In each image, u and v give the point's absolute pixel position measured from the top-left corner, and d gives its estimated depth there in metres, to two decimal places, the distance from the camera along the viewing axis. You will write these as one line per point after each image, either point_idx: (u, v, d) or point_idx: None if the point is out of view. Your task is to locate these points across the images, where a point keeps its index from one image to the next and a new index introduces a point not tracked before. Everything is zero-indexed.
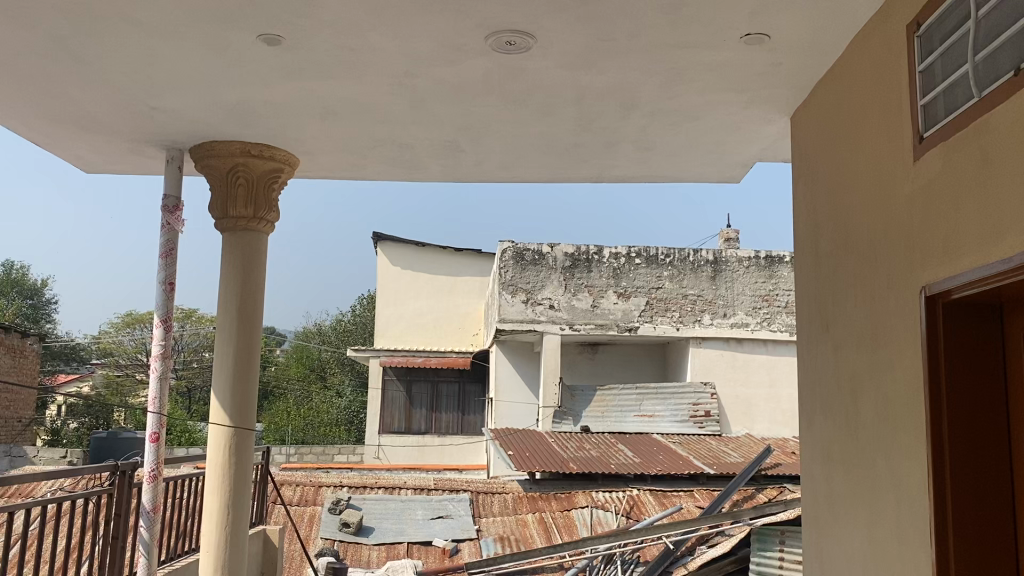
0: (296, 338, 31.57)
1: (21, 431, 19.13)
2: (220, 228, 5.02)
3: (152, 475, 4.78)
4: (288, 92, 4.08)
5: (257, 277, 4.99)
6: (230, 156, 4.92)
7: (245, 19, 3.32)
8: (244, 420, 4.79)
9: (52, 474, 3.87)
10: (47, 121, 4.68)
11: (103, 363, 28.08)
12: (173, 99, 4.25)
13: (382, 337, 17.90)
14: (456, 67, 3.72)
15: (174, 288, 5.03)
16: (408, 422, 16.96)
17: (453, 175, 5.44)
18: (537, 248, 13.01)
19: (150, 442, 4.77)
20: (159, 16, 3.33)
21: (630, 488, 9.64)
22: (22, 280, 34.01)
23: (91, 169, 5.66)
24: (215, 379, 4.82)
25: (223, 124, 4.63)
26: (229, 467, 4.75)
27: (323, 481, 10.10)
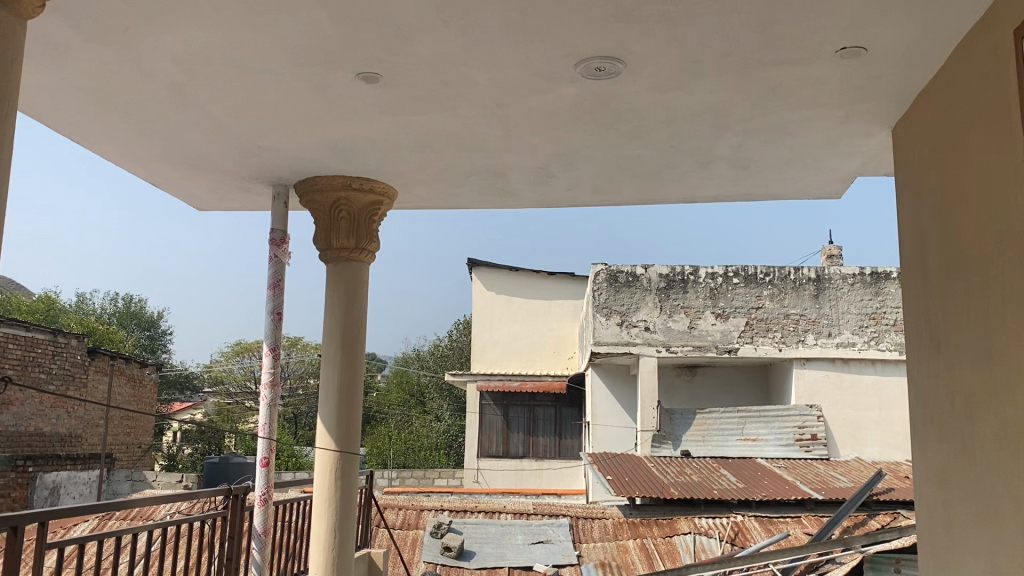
0: (395, 363, 32.25)
1: (141, 456, 20.17)
2: (325, 259, 5.19)
3: (264, 498, 4.93)
4: (384, 126, 4.22)
5: (359, 305, 5.13)
6: (332, 190, 5.10)
7: (343, 59, 3.46)
8: (349, 444, 4.93)
9: (172, 496, 4.06)
10: (164, 163, 4.96)
11: (215, 391, 29.28)
12: (277, 138, 4.45)
13: (479, 361, 18.00)
14: (547, 95, 3.78)
15: (282, 317, 5.23)
16: (505, 446, 17.00)
17: (546, 201, 5.50)
18: (630, 270, 12.97)
19: (260, 466, 4.93)
20: (267, 60, 3.50)
21: (734, 514, 9.41)
22: (140, 312, 36.04)
23: (204, 207, 5.97)
24: (321, 406, 4.99)
25: (323, 160, 4.81)
26: (335, 492, 4.88)
27: (425, 505, 10.28)
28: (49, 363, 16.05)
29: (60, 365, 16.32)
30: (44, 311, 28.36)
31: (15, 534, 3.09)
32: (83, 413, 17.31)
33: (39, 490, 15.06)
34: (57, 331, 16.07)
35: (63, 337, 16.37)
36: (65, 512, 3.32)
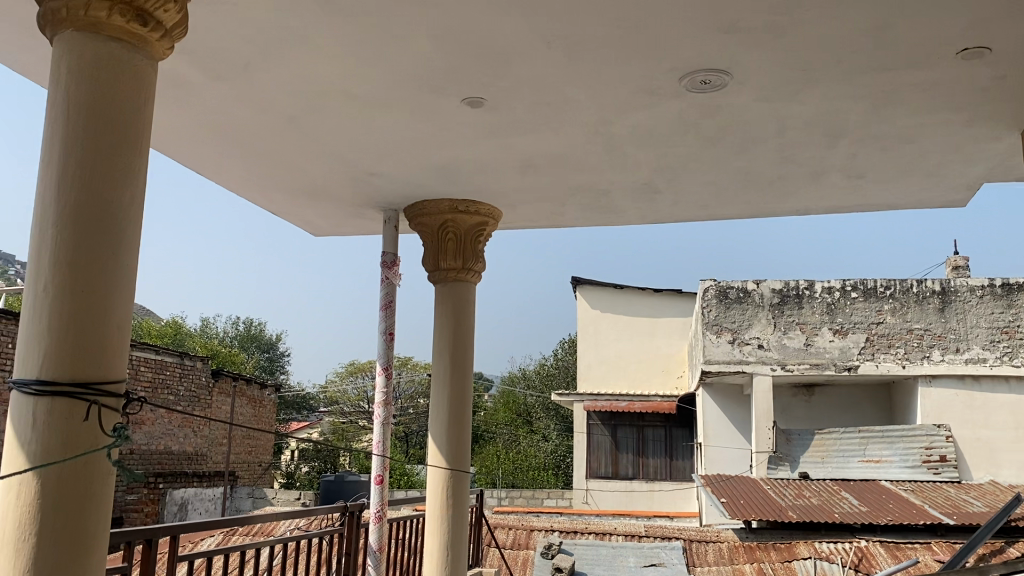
0: (502, 383, 32.49)
1: (262, 474, 20.97)
2: (433, 280, 5.27)
3: (378, 515, 5.02)
4: (489, 149, 4.28)
5: (467, 325, 5.19)
6: (439, 213, 5.21)
7: (450, 85, 3.54)
8: (460, 463, 4.98)
9: (291, 513, 4.19)
10: (282, 192, 5.18)
11: (330, 411, 30.18)
12: (387, 164, 4.57)
13: (585, 381, 17.89)
14: (652, 111, 3.75)
15: (394, 337, 5.34)
16: (614, 467, 16.82)
17: (652, 217, 5.44)
18: (741, 286, 12.72)
19: (375, 484, 5.03)
20: (376, 89, 3.61)
21: (858, 540, 9.00)
22: (260, 335, 37.59)
23: (320, 233, 6.19)
24: (432, 425, 5.06)
25: (431, 184, 4.91)
26: (448, 510, 4.92)
27: (535, 525, 10.32)
28: (177, 385, 16.88)
29: (187, 386, 17.15)
30: (172, 335, 29.97)
31: (149, 547, 3.25)
32: (208, 433, 18.13)
33: (168, 506, 15.82)
34: (184, 354, 16.89)
35: (190, 359, 17.18)
36: (194, 526, 3.47)
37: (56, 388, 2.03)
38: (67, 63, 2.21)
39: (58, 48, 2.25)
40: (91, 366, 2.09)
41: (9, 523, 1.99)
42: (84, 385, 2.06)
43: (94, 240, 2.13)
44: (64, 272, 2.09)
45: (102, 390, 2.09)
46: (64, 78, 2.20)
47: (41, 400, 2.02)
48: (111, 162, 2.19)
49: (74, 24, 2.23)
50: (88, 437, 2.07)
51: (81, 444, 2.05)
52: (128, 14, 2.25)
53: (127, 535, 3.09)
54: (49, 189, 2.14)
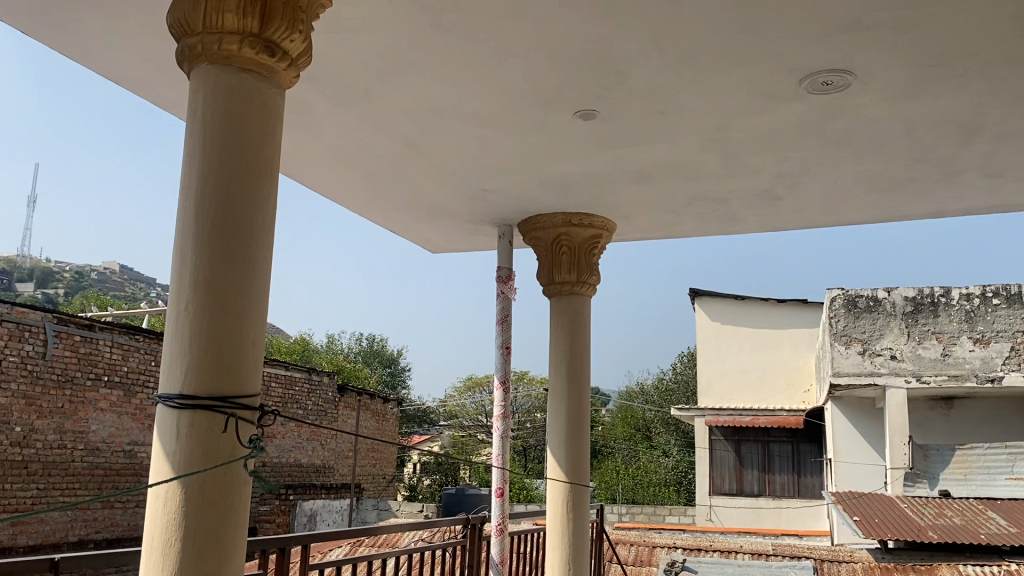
0: (620, 397, 32.23)
1: (387, 486, 21.51)
2: (548, 293, 5.27)
3: (499, 529, 5.06)
4: (603, 162, 4.27)
5: (583, 338, 5.17)
6: (553, 227, 5.23)
7: (562, 100, 3.55)
8: (579, 476, 4.96)
9: (415, 525, 4.28)
10: (401, 212, 5.32)
11: (450, 425, 30.71)
12: (502, 180, 4.63)
13: (706, 395, 17.52)
14: (770, 116, 3.65)
15: (510, 351, 5.39)
16: (739, 483, 16.36)
17: (773, 224, 5.29)
18: (871, 295, 12.20)
19: (495, 496, 5.08)
20: (490, 107, 3.66)
21: (1006, 563, 8.41)
22: (382, 351, 38.69)
23: (437, 250, 6.32)
24: (551, 440, 5.07)
25: (545, 198, 4.94)
26: (568, 524, 4.90)
27: (658, 543, 10.18)
28: (306, 400, 17.55)
29: (315, 401, 17.82)
30: (300, 352, 31.20)
31: (282, 555, 3.39)
32: (335, 446, 18.76)
33: (299, 516, 16.49)
34: (312, 370, 17.55)
35: (317, 375, 17.85)
36: (324, 537, 3.59)
37: (198, 402, 2.14)
38: (205, 94, 2.35)
39: (195, 81, 2.39)
40: (229, 381, 2.20)
41: (158, 529, 2.10)
42: (223, 399, 2.17)
43: (230, 260, 2.25)
44: (204, 292, 2.21)
45: (240, 403, 2.20)
46: (201, 109, 2.34)
47: (184, 413, 2.14)
48: (245, 186, 2.31)
49: (210, 59, 2.37)
50: (225, 448, 2.17)
51: (221, 454, 2.16)
52: (257, 46, 2.37)
53: (262, 543, 3.24)
54: (190, 214, 2.27)
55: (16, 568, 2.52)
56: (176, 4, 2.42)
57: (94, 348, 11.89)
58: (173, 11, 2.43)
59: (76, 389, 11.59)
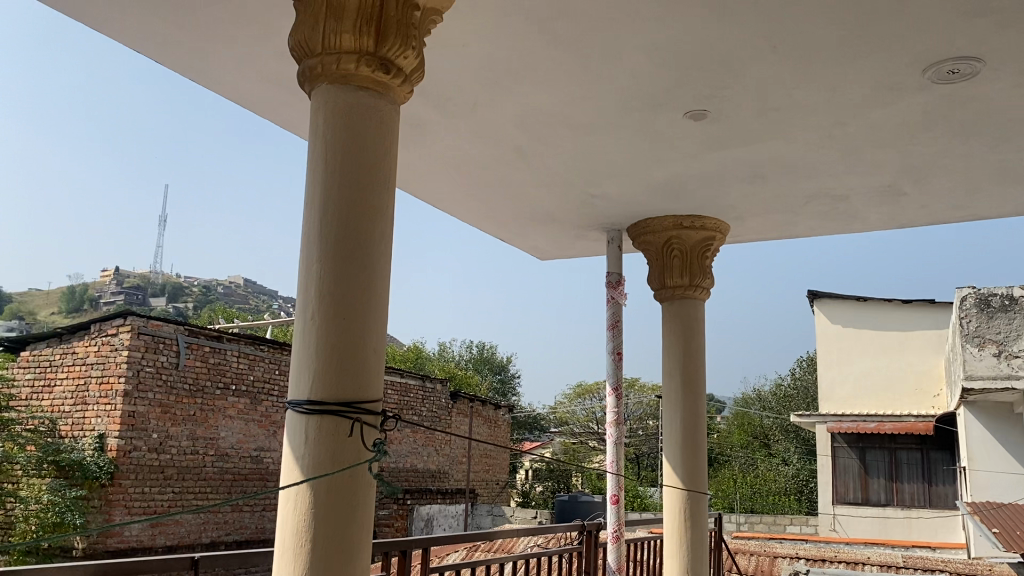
0: (737, 405, 31.44)
1: (501, 491, 21.70)
2: (661, 298, 5.21)
3: (615, 536, 5.04)
4: (715, 162, 4.20)
5: (698, 342, 5.08)
6: (663, 231, 5.18)
7: (672, 101, 3.52)
8: (696, 484, 4.88)
9: (530, 531, 4.30)
10: (511, 220, 5.38)
11: (561, 431, 30.74)
12: (611, 185, 4.61)
13: (827, 401, 16.92)
14: (890, 108, 3.51)
15: (622, 357, 5.36)
16: (864, 492, 15.72)
17: (897, 221, 5.07)
18: (1006, 293, 11.49)
19: (611, 503, 5.05)
20: (598, 112, 3.66)
21: None
22: (492, 358, 39.11)
23: (547, 257, 6.35)
24: (666, 447, 5.02)
25: (656, 202, 4.90)
26: (685, 532, 4.82)
27: (779, 553, 9.90)
28: (421, 407, 17.91)
29: (429, 408, 18.15)
30: (413, 359, 31.90)
31: (403, 557, 3.49)
32: (449, 451, 19.06)
33: (416, 521, 16.88)
34: (426, 378, 17.91)
35: (431, 382, 18.19)
36: (443, 541, 3.66)
37: (325, 408, 2.23)
38: (325, 113, 2.45)
39: (316, 101, 2.50)
40: (354, 387, 2.28)
41: (289, 530, 2.20)
42: (349, 404, 2.25)
43: (350, 273, 2.33)
44: (329, 304, 2.30)
45: (364, 409, 2.28)
46: (322, 128, 2.44)
47: (312, 419, 2.24)
48: (361, 199, 2.38)
49: (329, 78, 2.47)
50: (351, 451, 2.25)
51: (346, 459, 2.24)
52: (373, 64, 2.45)
53: (385, 546, 3.36)
54: (314, 229, 2.37)
55: (161, 566, 2.69)
56: (296, 27, 2.53)
57: (222, 358, 12.52)
58: (293, 35, 2.54)
59: (206, 397, 12.22)
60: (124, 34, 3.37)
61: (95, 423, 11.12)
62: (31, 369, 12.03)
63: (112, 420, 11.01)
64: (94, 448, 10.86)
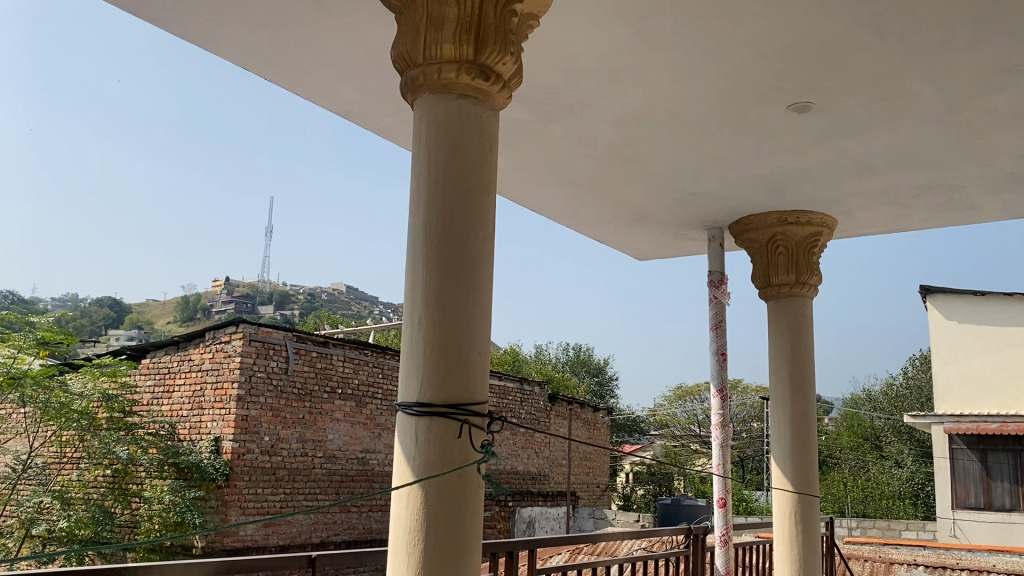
0: (845, 405, 30.36)
1: (602, 494, 21.59)
2: (766, 296, 5.09)
3: (724, 540, 4.95)
4: (820, 155, 4.08)
5: (805, 340, 4.94)
6: (768, 227, 5.06)
7: (774, 94, 3.44)
8: (807, 487, 4.74)
9: (635, 535, 4.27)
10: (609, 221, 5.36)
11: (661, 434, 30.36)
12: (711, 182, 4.54)
13: (943, 401, 16.13)
14: (1009, 92, 3.34)
15: (726, 358, 5.25)
16: (987, 497, 14.92)
17: (1018, 210, 4.80)
18: None
19: (717, 506, 4.96)
20: (697, 109, 3.62)
21: None
22: (589, 360, 38.96)
23: (646, 257, 6.29)
24: (775, 449, 4.89)
25: (758, 198, 4.80)
26: (797, 536, 4.69)
27: (896, 559, 9.51)
28: (520, 409, 17.99)
29: (528, 410, 18.21)
30: (510, 362, 32.10)
31: (510, 558, 3.54)
32: (549, 454, 19.09)
33: (518, 523, 16.97)
34: (524, 380, 18.00)
35: (529, 384, 18.27)
36: (547, 543, 3.69)
37: (433, 410, 2.28)
38: (428, 122, 2.50)
39: (419, 111, 2.55)
40: (461, 390, 2.32)
41: (402, 529, 2.25)
42: (456, 406, 2.30)
43: (455, 277, 2.37)
44: (435, 307, 2.35)
45: (471, 410, 2.32)
46: (425, 137, 2.49)
47: (421, 420, 2.29)
48: (464, 205, 2.42)
49: (431, 88, 2.52)
50: (460, 452, 2.29)
51: (455, 459, 2.28)
52: (474, 72, 2.49)
53: (491, 546, 3.41)
54: (419, 236, 2.42)
55: (280, 564, 2.81)
56: (399, 40, 2.60)
57: (328, 362, 12.90)
58: (396, 46, 2.61)
59: (315, 401, 12.61)
60: (234, 54, 3.53)
61: (211, 426, 11.63)
62: (151, 376, 12.68)
63: (226, 423, 11.48)
64: (211, 450, 11.37)
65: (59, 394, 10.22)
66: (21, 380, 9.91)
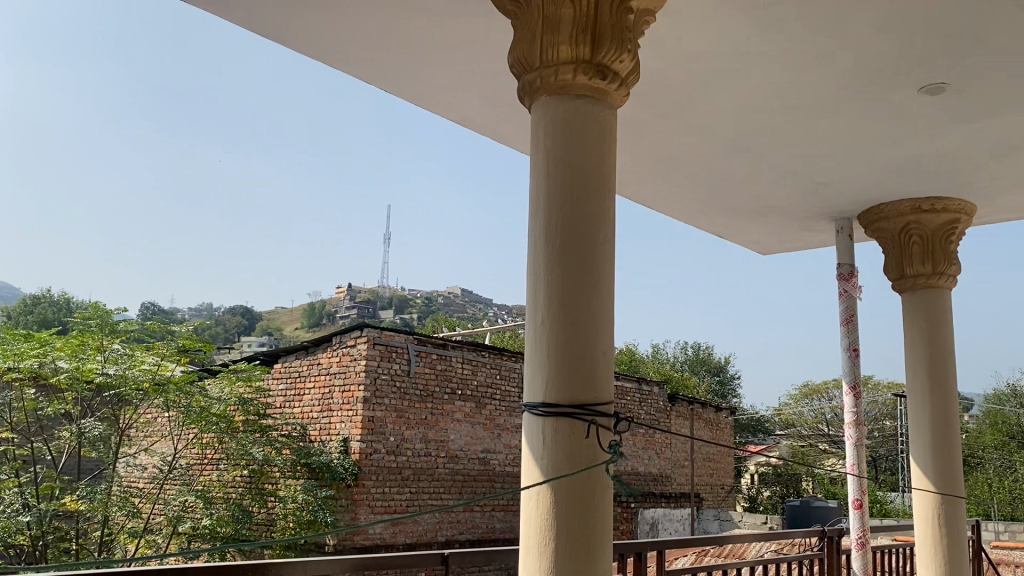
0: (988, 402, 28.57)
1: (726, 496, 21.10)
2: (900, 288, 4.86)
3: (860, 543, 4.76)
4: (955, 138, 3.87)
5: (945, 334, 4.69)
6: (900, 216, 4.84)
7: (904, 77, 3.29)
8: (951, 488, 4.50)
9: (766, 537, 4.15)
10: (730, 216, 5.25)
11: (787, 433, 29.40)
12: (838, 171, 4.38)
13: None
14: None
15: (859, 354, 5.05)
16: None
17: None
18: None
19: (853, 508, 4.78)
20: (820, 96, 3.50)
21: None
22: (709, 358, 38.15)
23: (770, 251, 6.13)
24: (914, 448, 4.66)
25: (889, 185, 4.59)
26: (940, 540, 4.46)
27: None
28: (639, 409, 17.80)
29: (647, 410, 18.00)
30: (628, 362, 31.80)
31: (639, 559, 3.53)
32: (670, 454, 18.80)
33: (641, 524, 16.79)
34: (642, 380, 17.81)
35: (647, 384, 18.06)
36: (674, 545, 3.66)
37: (559, 410, 2.29)
38: (545, 126, 2.52)
39: (537, 113, 2.57)
40: (585, 390, 2.32)
41: (533, 529, 2.27)
42: (581, 407, 2.30)
43: (577, 277, 2.38)
44: (558, 307, 2.36)
45: (597, 410, 2.31)
46: (543, 139, 2.51)
47: (548, 420, 2.30)
48: (583, 206, 2.43)
49: (549, 90, 2.54)
50: (588, 452, 2.29)
51: (583, 459, 2.29)
52: (590, 71, 2.49)
53: (620, 547, 3.41)
54: (541, 237, 2.44)
55: (416, 561, 2.91)
56: (515, 44, 2.63)
57: (447, 364, 13.16)
58: (513, 51, 2.64)
59: (436, 402, 12.87)
60: (356, 68, 3.66)
61: (340, 428, 12.09)
62: (283, 380, 13.26)
63: (354, 425, 11.90)
64: (340, 451, 11.82)
65: (198, 398, 10.67)
66: (164, 387, 10.41)
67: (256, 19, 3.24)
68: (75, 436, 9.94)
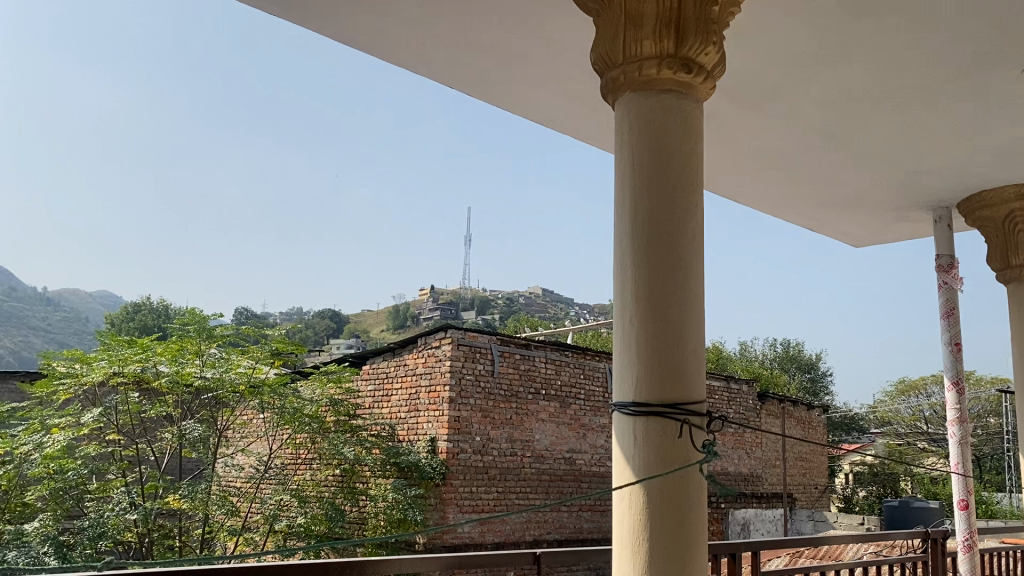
0: None
1: (820, 496, 20.53)
2: (1004, 279, 4.63)
3: (967, 545, 4.56)
4: None
5: None
6: (1004, 204, 4.62)
7: (1007, 59, 3.14)
8: None
9: (866, 537, 4.03)
10: (819, 208, 5.11)
11: (883, 431, 28.43)
12: (934, 158, 4.21)
13: None
14: None
15: (961, 348, 4.84)
16: None
17: None
18: None
19: (959, 508, 4.58)
20: (915, 81, 3.37)
21: None
22: (799, 355, 37.20)
23: (862, 244, 5.94)
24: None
25: (991, 172, 4.39)
26: None
27: None
28: (728, 408, 17.49)
29: (736, 409, 17.68)
30: (715, 360, 31.28)
31: (733, 559, 3.48)
32: (761, 454, 18.40)
33: (732, 525, 16.49)
34: (730, 378, 17.49)
35: (736, 382, 17.72)
36: (769, 545, 3.59)
37: (650, 409, 2.27)
38: (629, 122, 2.50)
39: (621, 109, 2.55)
40: (676, 389, 2.29)
41: (627, 530, 2.25)
42: (673, 406, 2.27)
43: (664, 275, 2.35)
44: (645, 305, 2.34)
45: (688, 409, 2.28)
46: (627, 136, 2.49)
47: (638, 419, 2.28)
48: (669, 203, 2.40)
49: (633, 86, 2.51)
50: (680, 452, 2.27)
51: (676, 459, 2.26)
52: (675, 65, 2.46)
53: (714, 547, 3.37)
54: (627, 234, 2.42)
55: (510, 560, 2.93)
56: (598, 41, 2.62)
57: (531, 364, 13.19)
58: (596, 48, 2.63)
59: (521, 402, 12.92)
60: (439, 73, 3.70)
61: (427, 428, 12.26)
62: (372, 381, 13.51)
63: (440, 425, 12.06)
64: (427, 450, 12.01)
65: (292, 399, 10.94)
66: (260, 389, 10.76)
67: (343, 29, 3.31)
68: (177, 437, 10.30)
